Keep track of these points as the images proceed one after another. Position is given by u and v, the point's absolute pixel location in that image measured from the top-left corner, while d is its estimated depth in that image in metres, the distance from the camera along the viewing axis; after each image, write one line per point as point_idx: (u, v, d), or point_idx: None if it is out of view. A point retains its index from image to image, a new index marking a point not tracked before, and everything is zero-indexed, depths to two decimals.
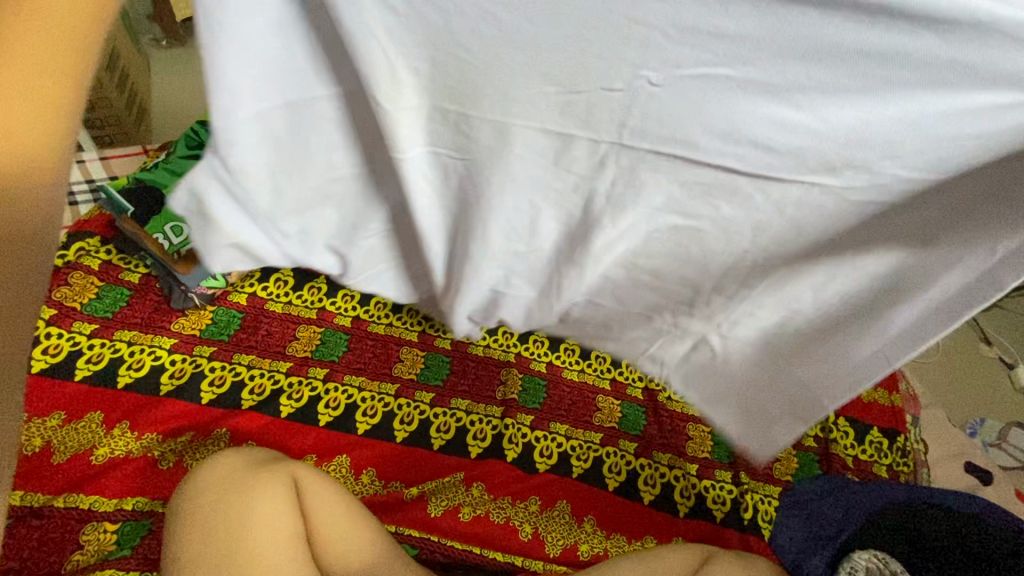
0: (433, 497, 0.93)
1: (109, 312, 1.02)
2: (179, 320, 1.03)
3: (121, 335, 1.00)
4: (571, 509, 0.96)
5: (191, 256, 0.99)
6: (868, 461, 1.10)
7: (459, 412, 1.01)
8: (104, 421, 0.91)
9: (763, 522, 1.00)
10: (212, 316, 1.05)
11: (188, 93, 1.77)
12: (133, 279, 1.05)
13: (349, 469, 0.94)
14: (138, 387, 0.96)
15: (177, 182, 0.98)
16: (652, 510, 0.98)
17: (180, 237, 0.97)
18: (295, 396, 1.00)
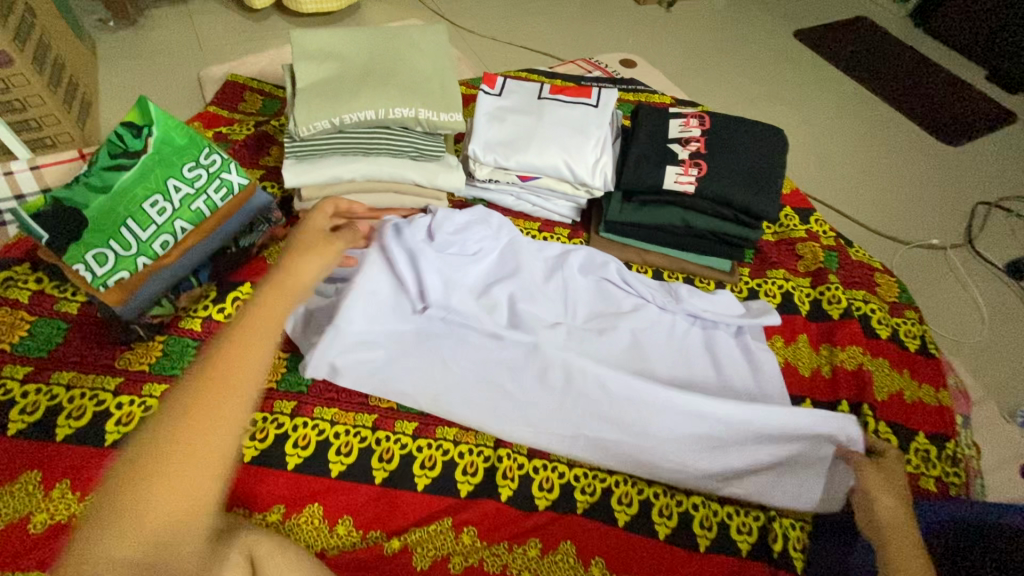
0: (419, 549, 0.81)
1: (43, 351, 0.90)
2: (125, 355, 0.91)
3: (56, 378, 0.88)
4: (576, 550, 0.84)
5: (125, 284, 0.86)
6: (913, 473, 0.97)
7: (446, 442, 0.91)
8: (42, 480, 0.80)
9: (794, 552, 0.88)
10: (164, 347, 0.92)
11: (141, 80, 1.60)
12: (70, 310, 0.95)
13: (322, 519, 0.83)
14: (78, 438, 0.84)
15: (100, 200, 0.84)
16: (669, 545, 0.87)
17: (106, 266, 0.84)
18: (260, 435, 0.88)
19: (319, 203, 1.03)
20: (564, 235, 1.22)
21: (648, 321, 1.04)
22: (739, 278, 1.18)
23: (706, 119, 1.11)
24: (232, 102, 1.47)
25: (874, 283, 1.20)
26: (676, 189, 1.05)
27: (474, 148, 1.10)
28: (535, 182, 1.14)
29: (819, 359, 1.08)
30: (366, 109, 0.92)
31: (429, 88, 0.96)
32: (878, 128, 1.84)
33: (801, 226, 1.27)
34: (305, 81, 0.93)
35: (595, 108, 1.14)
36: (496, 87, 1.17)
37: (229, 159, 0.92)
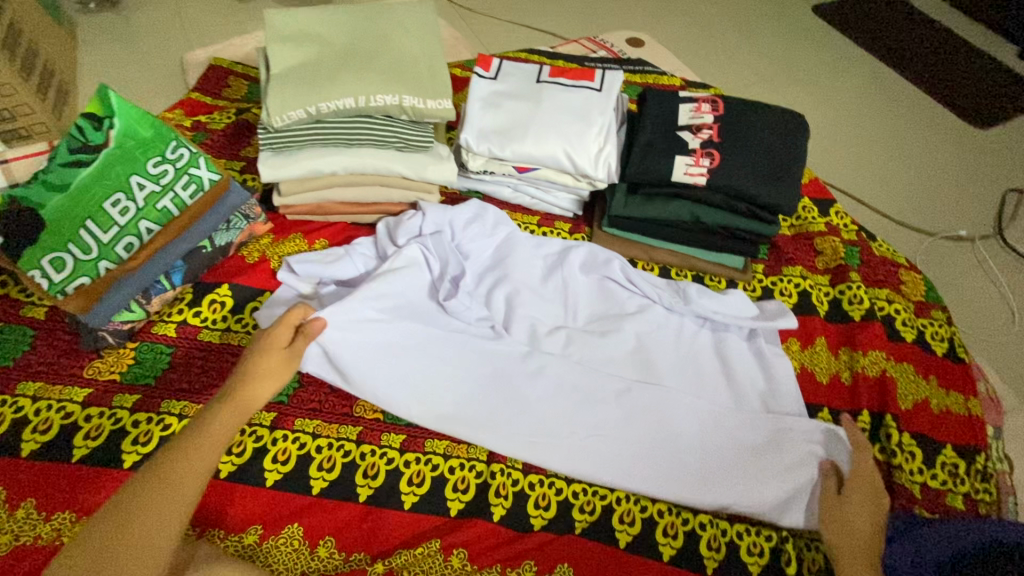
0: (405, 574, 0.76)
1: (8, 360, 0.85)
2: (94, 364, 0.86)
3: (21, 390, 0.83)
4: (574, 575, 0.78)
5: (88, 290, 0.80)
6: (939, 490, 0.90)
7: (436, 456, 0.86)
8: (5, 501, 0.75)
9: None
10: (135, 355, 0.88)
11: (121, 65, 1.52)
12: (37, 316, 0.90)
13: (302, 540, 0.78)
14: (45, 455, 0.79)
15: (56, 199, 0.78)
16: (674, 568, 0.81)
17: (65, 271, 0.77)
18: (237, 450, 0.83)
19: (301, 199, 0.96)
20: (565, 230, 1.14)
21: (657, 323, 0.97)
22: (753, 276, 1.10)
23: (719, 104, 1.02)
24: (216, 88, 1.39)
25: (898, 281, 1.12)
26: (686, 181, 0.96)
27: (467, 137, 1.02)
28: (533, 173, 1.05)
29: (838, 364, 1.01)
30: (345, 96, 0.84)
31: (414, 72, 0.88)
32: (901, 110, 1.73)
33: (820, 219, 1.19)
34: (279, 66, 0.86)
35: (598, 92, 1.06)
36: (491, 70, 1.09)
37: (198, 153, 0.85)
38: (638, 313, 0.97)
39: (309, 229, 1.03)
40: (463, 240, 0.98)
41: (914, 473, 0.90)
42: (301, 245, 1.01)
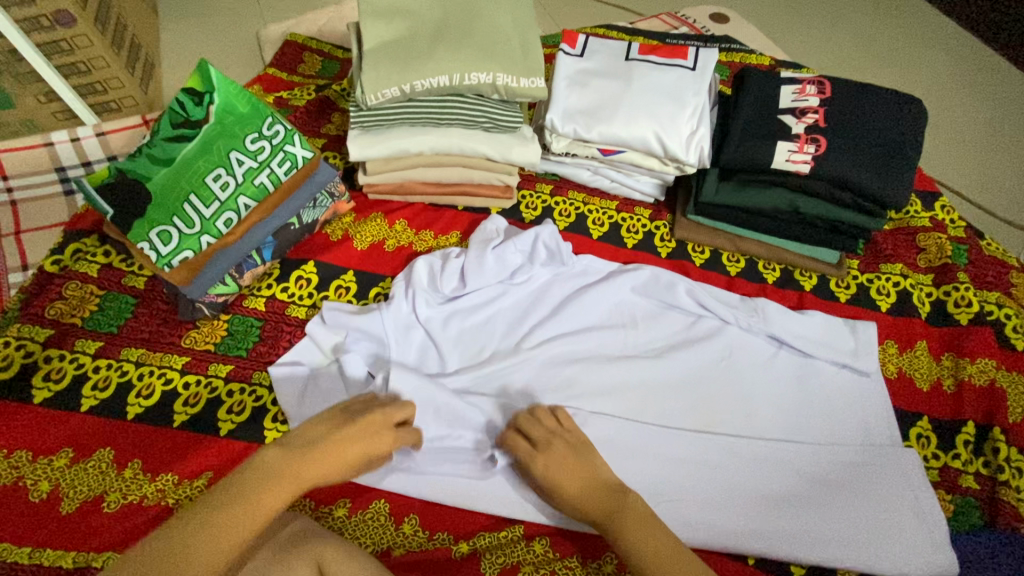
0: (487, 556, 0.77)
1: (112, 326, 0.89)
2: (190, 333, 0.90)
3: (125, 354, 0.87)
4: None
5: (190, 264, 0.82)
6: None
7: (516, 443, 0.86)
8: (115, 459, 0.79)
9: None
10: (228, 326, 0.91)
11: (201, 39, 1.55)
12: (138, 285, 0.93)
13: (388, 516, 0.79)
14: (148, 418, 0.82)
15: (163, 173, 0.80)
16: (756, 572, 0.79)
17: (171, 245, 0.79)
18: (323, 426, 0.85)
19: (385, 177, 0.96)
20: (645, 216, 1.10)
21: (730, 346, 0.94)
22: (846, 272, 1.04)
23: (826, 86, 0.95)
24: (292, 63, 1.41)
25: (1010, 283, 1.03)
26: (786, 169, 0.90)
27: (552, 117, 0.98)
28: (618, 156, 1.02)
29: (939, 371, 0.95)
30: (440, 74, 0.82)
31: (508, 48, 0.85)
32: (1014, 91, 1.56)
33: (923, 212, 1.10)
34: (372, 42, 0.84)
35: (691, 71, 1.00)
36: (577, 46, 1.04)
37: (292, 130, 0.85)
38: (704, 338, 0.95)
39: (390, 209, 1.04)
40: (514, 274, 0.97)
41: None
42: (382, 225, 1.02)
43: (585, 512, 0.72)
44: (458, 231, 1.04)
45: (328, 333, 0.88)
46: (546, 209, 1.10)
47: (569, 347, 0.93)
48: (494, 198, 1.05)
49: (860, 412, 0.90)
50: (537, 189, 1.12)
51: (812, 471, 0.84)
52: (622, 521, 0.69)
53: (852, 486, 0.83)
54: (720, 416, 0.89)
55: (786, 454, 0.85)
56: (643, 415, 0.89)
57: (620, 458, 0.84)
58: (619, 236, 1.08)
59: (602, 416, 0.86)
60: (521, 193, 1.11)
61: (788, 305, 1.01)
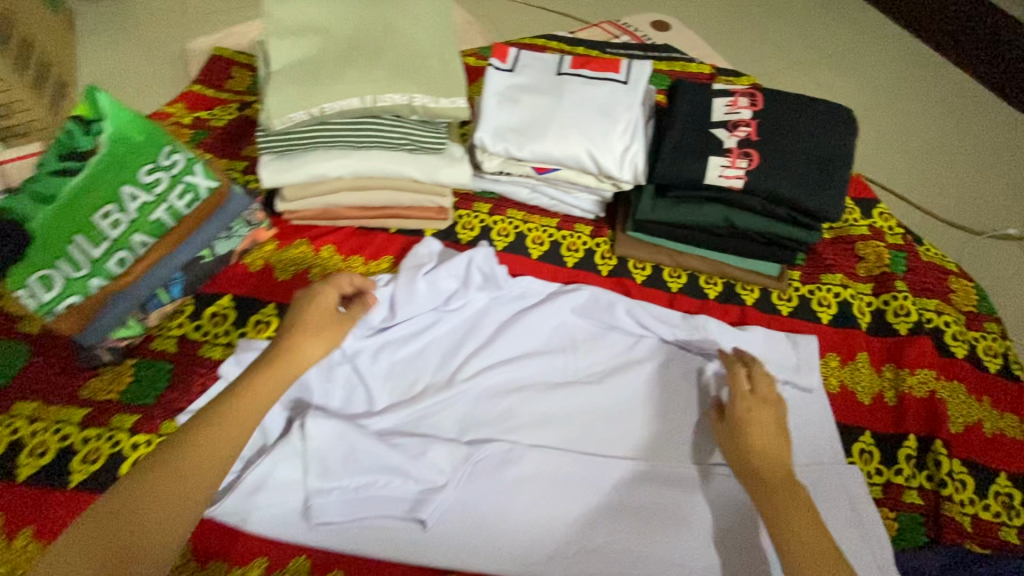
0: None
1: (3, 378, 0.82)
2: (92, 383, 0.82)
3: (17, 410, 0.79)
4: None
5: (80, 310, 0.76)
6: (991, 522, 0.82)
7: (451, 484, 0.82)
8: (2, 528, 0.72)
9: None
10: (134, 372, 0.84)
11: (122, 55, 1.46)
12: (29, 330, 0.87)
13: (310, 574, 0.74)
14: (40, 481, 0.75)
15: (44, 212, 0.73)
16: None
17: (54, 291, 0.73)
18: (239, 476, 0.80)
19: (305, 203, 0.91)
20: (585, 234, 1.07)
21: (672, 368, 0.92)
22: (788, 284, 1.03)
23: (758, 97, 0.93)
24: (219, 80, 1.33)
25: (948, 289, 1.03)
26: (720, 185, 0.88)
27: (481, 136, 0.94)
28: (552, 174, 0.98)
29: (881, 382, 0.94)
30: (350, 95, 0.77)
31: (425, 67, 0.80)
32: (952, 94, 1.59)
33: (862, 220, 1.10)
34: (278, 62, 0.79)
35: (624, 85, 0.97)
36: (507, 60, 1.00)
37: (192, 159, 0.79)
38: (645, 361, 0.92)
39: (316, 236, 0.98)
40: (448, 301, 0.92)
41: (964, 504, 0.83)
42: (307, 253, 0.96)
43: (763, 485, 0.72)
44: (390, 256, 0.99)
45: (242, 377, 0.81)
46: (484, 229, 1.05)
47: (506, 375, 0.88)
48: (427, 220, 1.00)
49: (805, 430, 0.88)
50: (475, 208, 1.08)
51: None
52: (795, 509, 0.69)
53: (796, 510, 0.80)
54: (662, 442, 0.86)
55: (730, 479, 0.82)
56: (584, 445, 0.85)
57: (558, 493, 0.80)
58: (559, 255, 1.05)
59: (540, 450, 0.83)
60: (458, 213, 1.07)
61: (730, 321, 0.99)
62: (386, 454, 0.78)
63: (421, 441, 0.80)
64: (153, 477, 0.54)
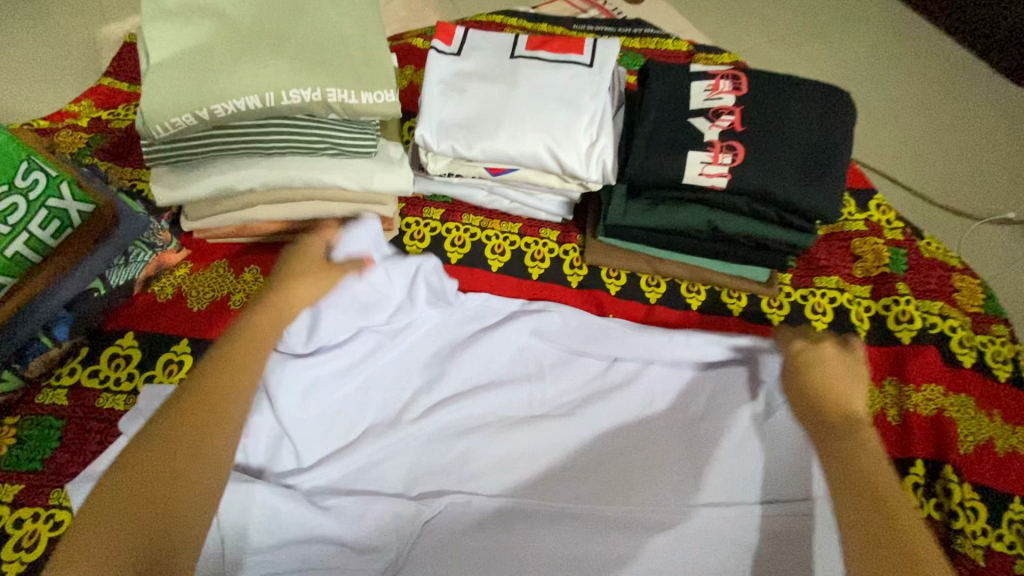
0: None
1: None
2: None
3: None
4: None
5: None
6: (1007, 555, 0.74)
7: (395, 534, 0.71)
8: None
9: None
10: (17, 432, 0.70)
11: (25, 45, 1.29)
12: None
13: None
14: None
15: None
16: None
17: None
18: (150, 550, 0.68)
19: (215, 221, 0.77)
20: (552, 240, 0.95)
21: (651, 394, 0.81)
22: (779, 290, 0.92)
23: (741, 80, 0.81)
24: (134, 72, 1.17)
25: (953, 289, 0.93)
26: (700, 184, 0.76)
27: (423, 134, 0.81)
28: (509, 175, 0.85)
29: (882, 399, 0.84)
30: (247, 93, 0.62)
31: (343, 54, 0.66)
32: (948, 65, 1.48)
33: (858, 213, 0.99)
34: (160, 54, 0.64)
35: (588, 68, 0.84)
36: (453, 43, 0.86)
37: (60, 178, 0.66)
38: (620, 386, 0.81)
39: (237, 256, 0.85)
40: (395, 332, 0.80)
41: (978, 536, 0.75)
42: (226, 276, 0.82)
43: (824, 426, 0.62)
44: None
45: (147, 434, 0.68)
46: (436, 239, 0.93)
47: (459, 412, 0.77)
48: None
49: None
50: (425, 215, 0.95)
51: None
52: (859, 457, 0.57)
53: None
54: None
55: None
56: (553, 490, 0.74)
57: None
58: (522, 267, 0.93)
59: (501, 500, 0.72)
60: (406, 221, 0.95)
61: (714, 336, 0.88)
62: (317, 519, 0.66)
63: (362, 499, 0.69)
64: (200, 402, 0.47)
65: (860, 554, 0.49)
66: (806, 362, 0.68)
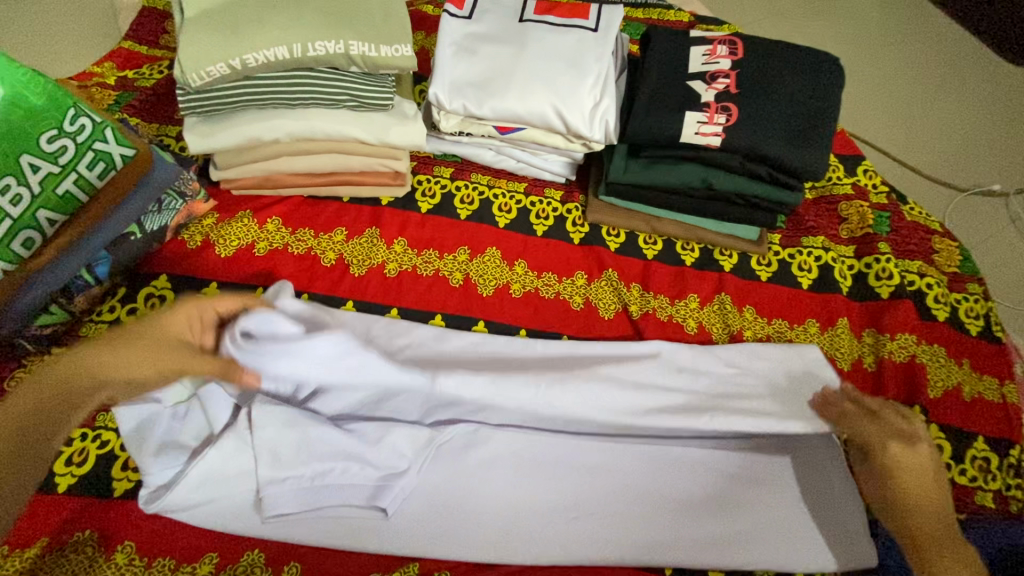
0: None
1: None
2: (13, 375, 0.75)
3: None
4: None
5: None
6: (968, 487, 0.81)
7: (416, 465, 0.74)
8: None
9: None
10: None
11: (42, 10, 1.32)
12: None
13: (264, 568, 0.70)
14: None
15: None
16: None
17: None
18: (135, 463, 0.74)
19: (243, 170, 0.83)
20: (556, 198, 1.00)
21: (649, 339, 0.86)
22: (768, 249, 0.98)
23: (738, 45, 0.86)
24: (151, 36, 1.20)
25: (932, 250, 0.99)
26: (697, 143, 0.82)
27: (437, 92, 0.86)
28: (517, 134, 0.90)
29: (861, 348, 0.91)
30: (276, 44, 0.67)
31: (365, 11, 0.71)
32: (941, 42, 1.52)
33: (847, 179, 1.05)
34: (194, 8, 0.69)
35: (593, 32, 0.88)
36: (464, 7, 0.90)
37: (105, 123, 0.70)
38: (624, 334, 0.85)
39: (261, 207, 0.90)
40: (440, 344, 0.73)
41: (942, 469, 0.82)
42: (251, 226, 0.88)
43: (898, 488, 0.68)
44: (344, 227, 0.92)
45: None
46: (446, 196, 0.98)
47: (468, 350, 0.82)
48: (383, 186, 0.92)
49: None
50: (436, 173, 1.00)
51: (733, 470, 0.79)
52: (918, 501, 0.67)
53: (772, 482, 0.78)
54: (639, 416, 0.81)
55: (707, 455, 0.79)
56: None
57: (526, 474, 0.76)
58: (528, 224, 0.97)
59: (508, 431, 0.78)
60: (417, 178, 0.99)
61: (707, 290, 0.94)
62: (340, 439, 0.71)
63: (381, 424, 0.74)
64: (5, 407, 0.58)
65: (919, 552, 0.63)
66: (895, 465, 0.69)
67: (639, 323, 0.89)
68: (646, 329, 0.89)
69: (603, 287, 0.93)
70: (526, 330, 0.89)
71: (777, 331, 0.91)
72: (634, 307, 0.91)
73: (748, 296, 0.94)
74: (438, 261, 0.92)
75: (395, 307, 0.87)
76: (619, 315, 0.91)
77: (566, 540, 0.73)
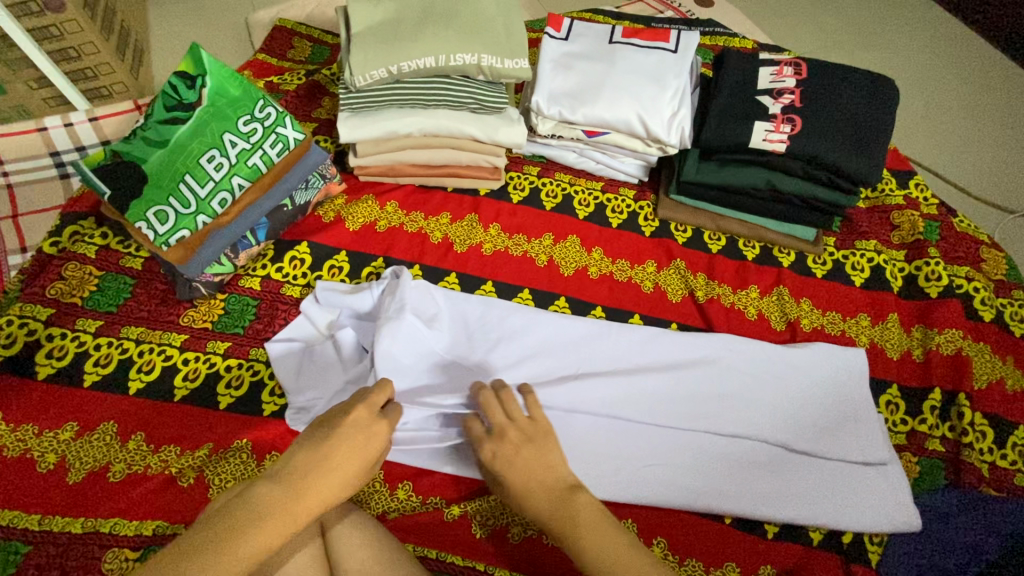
0: (478, 518, 0.81)
1: (111, 306, 0.92)
2: (188, 313, 0.93)
3: (127, 333, 0.90)
4: (638, 530, 0.83)
5: (186, 243, 0.85)
6: (1010, 470, 0.88)
7: None
8: (119, 432, 0.83)
9: (869, 543, 0.84)
10: (225, 305, 0.93)
11: (190, 27, 1.56)
12: (135, 265, 0.96)
13: (383, 482, 0.83)
14: (151, 393, 0.86)
15: (157, 155, 0.83)
16: (734, 529, 0.84)
17: (168, 224, 0.82)
18: (280, 391, 0.88)
19: (375, 158, 0.99)
20: (630, 196, 1.13)
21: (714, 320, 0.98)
22: (823, 249, 1.08)
23: (803, 67, 0.98)
24: (282, 49, 1.41)
25: (979, 258, 1.07)
26: (764, 148, 0.94)
27: (538, 100, 1.01)
28: (602, 138, 1.04)
29: (910, 341, 0.99)
30: (425, 56, 0.84)
31: (493, 30, 0.87)
32: (993, 74, 1.60)
33: (898, 191, 1.14)
34: (361, 25, 0.86)
35: (673, 53, 1.03)
36: (562, 30, 1.06)
37: (284, 112, 0.89)
38: None
39: (381, 191, 1.07)
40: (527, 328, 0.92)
41: (984, 452, 0.89)
42: (373, 205, 1.04)
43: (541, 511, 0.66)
44: (449, 211, 1.07)
45: (324, 311, 0.91)
46: (534, 190, 1.12)
47: (555, 319, 0.95)
48: (484, 179, 1.07)
49: (839, 381, 0.93)
50: (525, 170, 1.15)
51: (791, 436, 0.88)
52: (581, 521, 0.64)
53: (827, 449, 0.86)
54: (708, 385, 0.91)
55: (765, 421, 0.88)
56: None
57: (605, 425, 0.88)
58: (604, 217, 1.11)
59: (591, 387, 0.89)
60: (509, 174, 1.14)
61: (766, 282, 1.04)
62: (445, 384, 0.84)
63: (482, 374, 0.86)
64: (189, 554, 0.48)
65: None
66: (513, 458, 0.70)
67: (703, 305, 1.01)
68: (710, 311, 1.00)
69: (671, 275, 1.05)
70: (603, 306, 1.01)
71: (831, 321, 1.01)
72: (699, 292, 1.03)
73: (804, 289, 1.04)
74: (527, 244, 1.06)
75: (491, 280, 1.01)
76: (685, 298, 1.03)
77: (637, 481, 0.84)
